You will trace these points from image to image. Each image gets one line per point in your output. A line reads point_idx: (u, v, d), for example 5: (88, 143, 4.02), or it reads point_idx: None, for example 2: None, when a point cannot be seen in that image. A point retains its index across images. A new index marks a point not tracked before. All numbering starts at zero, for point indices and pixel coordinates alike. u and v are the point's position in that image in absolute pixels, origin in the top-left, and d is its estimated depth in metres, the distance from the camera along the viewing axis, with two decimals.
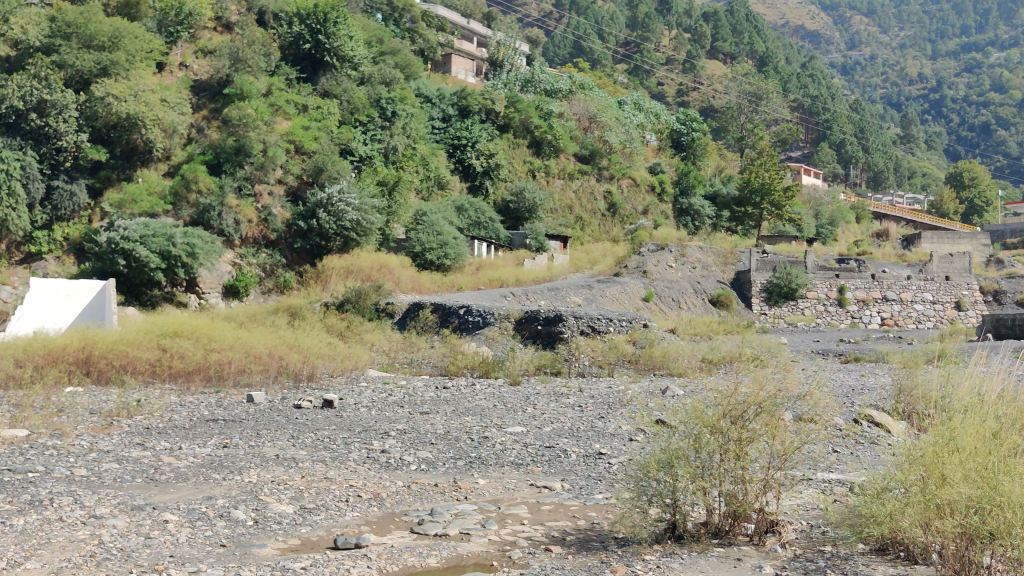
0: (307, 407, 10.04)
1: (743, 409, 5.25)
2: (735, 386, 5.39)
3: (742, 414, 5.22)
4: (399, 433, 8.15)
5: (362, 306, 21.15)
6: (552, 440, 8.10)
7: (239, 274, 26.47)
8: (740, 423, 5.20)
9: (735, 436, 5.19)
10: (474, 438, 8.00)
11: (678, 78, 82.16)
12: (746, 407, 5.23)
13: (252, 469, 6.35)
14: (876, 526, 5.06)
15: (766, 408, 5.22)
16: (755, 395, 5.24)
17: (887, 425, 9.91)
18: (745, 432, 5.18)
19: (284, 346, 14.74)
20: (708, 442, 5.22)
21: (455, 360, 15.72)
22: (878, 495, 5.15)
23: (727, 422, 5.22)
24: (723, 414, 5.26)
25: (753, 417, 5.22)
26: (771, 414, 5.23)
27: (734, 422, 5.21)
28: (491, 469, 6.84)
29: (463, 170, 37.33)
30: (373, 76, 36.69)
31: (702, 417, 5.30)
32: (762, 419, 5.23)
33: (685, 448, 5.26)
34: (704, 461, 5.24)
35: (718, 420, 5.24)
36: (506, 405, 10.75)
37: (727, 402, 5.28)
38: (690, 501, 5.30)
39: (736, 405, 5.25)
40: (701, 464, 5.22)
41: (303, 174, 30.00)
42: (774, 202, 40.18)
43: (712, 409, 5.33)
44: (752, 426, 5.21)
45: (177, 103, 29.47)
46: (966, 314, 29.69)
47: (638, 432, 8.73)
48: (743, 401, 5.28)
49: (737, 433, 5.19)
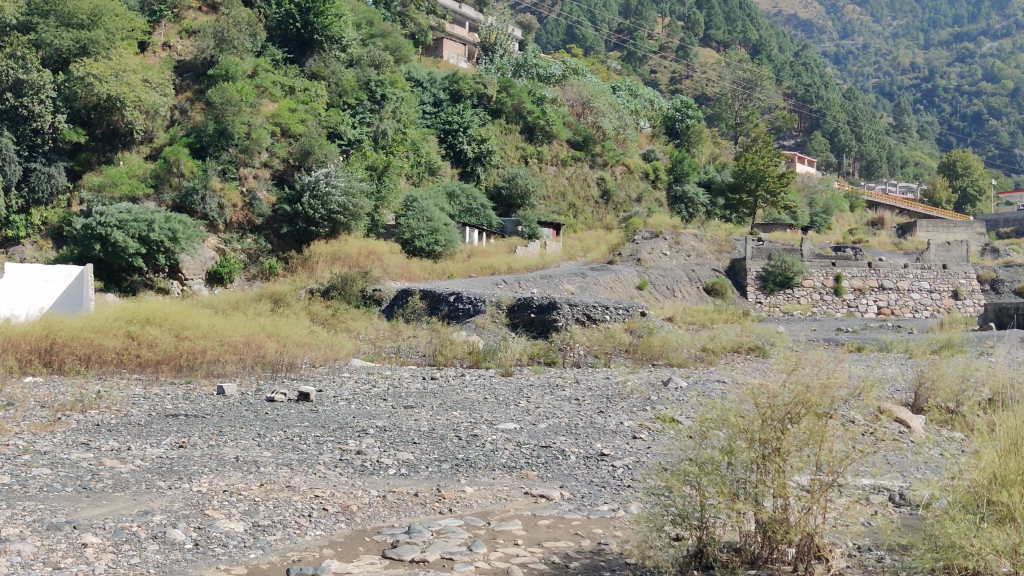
0: (281, 401, 9.23)
1: (780, 412, 4.48)
2: (773, 384, 4.60)
3: (780, 417, 4.46)
4: (379, 430, 7.33)
5: (348, 293, 20.33)
6: (548, 438, 7.30)
7: (223, 259, 25.55)
8: (778, 428, 4.45)
9: (772, 443, 4.43)
10: (462, 437, 7.19)
11: (672, 65, 81.28)
12: (784, 407, 4.47)
13: (205, 474, 5.52)
14: (954, 556, 4.27)
15: (810, 408, 4.42)
16: (796, 392, 4.46)
17: (908, 421, 9.16)
18: (785, 439, 4.41)
19: (265, 335, 13.93)
20: (740, 449, 4.47)
21: (443, 349, 14.89)
22: (957, 523, 4.34)
23: (762, 427, 4.47)
24: (759, 419, 4.51)
25: (797, 419, 4.44)
26: (817, 417, 4.43)
27: (771, 426, 4.46)
28: (480, 473, 6.03)
29: (454, 155, 36.46)
30: (362, 58, 35.76)
31: (735, 422, 4.55)
32: (806, 423, 4.45)
33: (717, 462, 4.51)
34: (735, 473, 4.51)
35: (752, 425, 4.49)
36: (498, 398, 9.94)
37: (765, 403, 4.48)
38: (721, 521, 4.50)
39: (774, 405, 4.48)
40: (730, 477, 4.46)
41: (289, 157, 29.08)
42: (768, 189, 39.31)
43: (748, 411, 4.57)
44: (794, 430, 4.43)
45: (160, 83, 28.50)
46: (963, 303, 29.29)
47: (643, 430, 7.95)
48: (784, 400, 4.50)
49: (775, 440, 4.41)
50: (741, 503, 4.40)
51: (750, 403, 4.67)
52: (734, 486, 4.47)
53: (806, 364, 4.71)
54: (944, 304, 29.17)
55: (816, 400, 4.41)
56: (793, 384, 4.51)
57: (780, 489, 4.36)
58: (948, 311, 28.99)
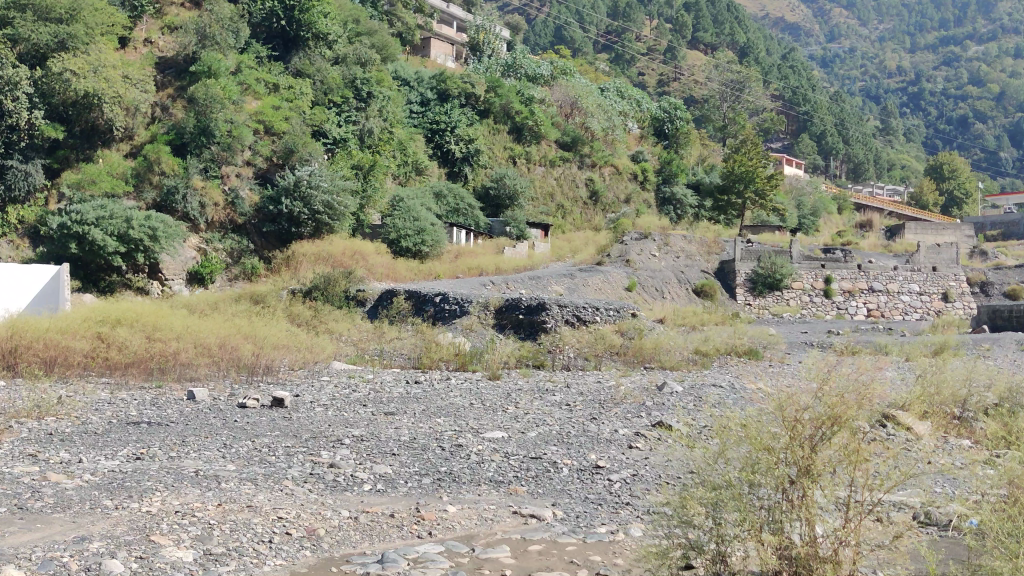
0: (254, 407, 8.69)
1: (808, 428, 4.18)
2: (801, 397, 4.32)
3: (811, 433, 4.15)
4: (355, 440, 6.78)
5: (330, 294, 19.77)
6: (539, 449, 6.77)
7: (205, 259, 24.95)
8: (808, 446, 4.14)
9: (798, 464, 4.14)
10: (445, 446, 6.67)
11: (660, 67, 80.83)
12: (816, 422, 4.17)
13: (157, 492, 4.96)
14: None
15: (843, 424, 4.13)
16: (829, 405, 4.15)
17: (913, 428, 8.68)
18: (814, 454, 4.13)
19: (241, 337, 13.42)
20: (763, 471, 4.16)
21: (429, 351, 14.36)
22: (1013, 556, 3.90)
23: (791, 445, 4.17)
24: (786, 439, 4.21)
25: (827, 440, 4.14)
26: (850, 434, 4.14)
27: (802, 443, 4.16)
28: (464, 488, 5.52)
29: (442, 155, 35.93)
30: (348, 56, 35.21)
31: (759, 441, 4.25)
32: (838, 440, 4.15)
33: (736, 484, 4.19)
34: (755, 498, 4.19)
35: (780, 448, 4.19)
36: (484, 403, 9.43)
37: (791, 421, 4.20)
38: (744, 552, 4.15)
39: (802, 419, 4.18)
40: (753, 504, 4.15)
41: (273, 156, 28.51)
42: (757, 190, 38.32)
43: (773, 429, 4.27)
44: (826, 450, 4.14)
45: (140, 80, 27.83)
46: (953, 306, 28.65)
47: (639, 438, 7.46)
48: (811, 417, 4.20)
49: (803, 459, 4.13)
50: (764, 534, 4.06)
51: (774, 421, 4.38)
52: (758, 517, 4.11)
53: (834, 379, 4.43)
54: (933, 307, 28.73)
55: (849, 415, 4.12)
56: (823, 398, 4.21)
57: (808, 519, 4.03)
58: (938, 313, 28.56)
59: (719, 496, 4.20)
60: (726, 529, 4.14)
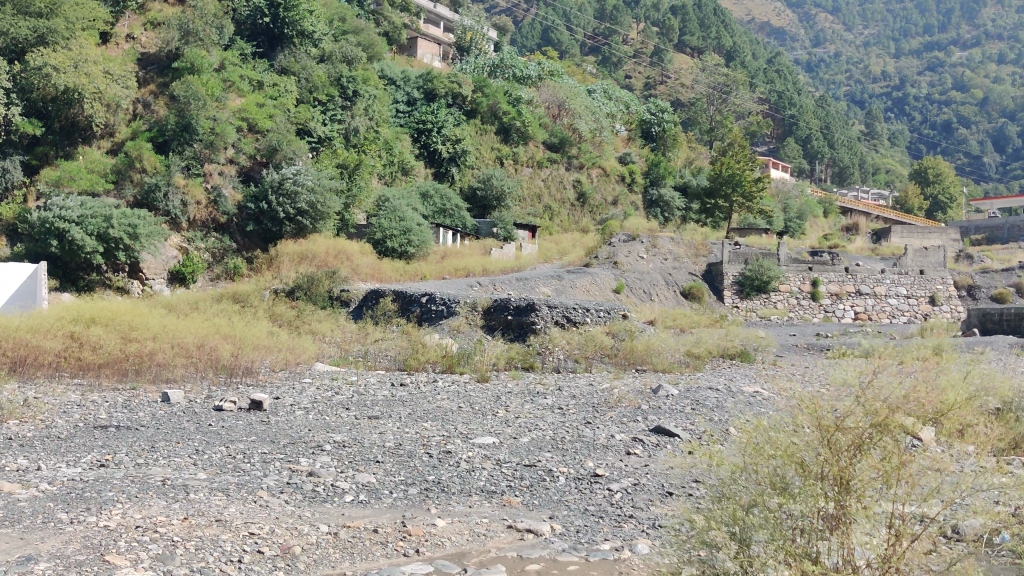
0: (230, 410, 8.25)
1: (845, 439, 3.90)
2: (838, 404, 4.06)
3: (850, 443, 3.89)
4: (337, 446, 6.36)
5: (314, 294, 19.35)
6: (532, 455, 6.37)
7: (186, 259, 24.41)
8: (845, 458, 3.87)
9: (833, 475, 3.87)
10: (433, 453, 6.26)
11: (647, 70, 80.54)
12: (861, 427, 3.89)
13: (119, 505, 4.52)
14: None
15: (888, 429, 3.85)
16: (875, 412, 3.88)
17: None
18: (850, 466, 3.85)
19: (220, 338, 13.04)
20: (798, 487, 3.89)
21: (415, 353, 13.96)
22: None
23: (828, 458, 3.89)
24: (822, 456, 3.93)
25: (864, 450, 3.87)
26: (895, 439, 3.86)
27: (839, 455, 3.88)
28: (455, 498, 5.13)
29: (428, 155, 35.51)
30: (334, 54, 34.75)
31: (790, 455, 3.98)
32: (879, 448, 3.87)
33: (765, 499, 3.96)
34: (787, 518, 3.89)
35: (816, 463, 3.91)
36: (473, 407, 9.03)
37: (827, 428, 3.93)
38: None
39: (840, 431, 3.91)
40: (783, 524, 3.84)
41: (256, 154, 28.02)
42: (745, 193, 37.82)
43: (805, 447, 4.00)
44: (863, 462, 3.86)
45: (122, 75, 27.25)
46: (941, 309, 28.40)
47: (638, 445, 7.09)
48: (854, 424, 3.91)
49: (838, 470, 3.86)
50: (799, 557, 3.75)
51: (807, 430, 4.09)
52: (790, 537, 3.83)
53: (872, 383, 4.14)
54: (921, 311, 28.51)
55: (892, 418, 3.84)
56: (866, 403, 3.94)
57: (844, 552, 3.73)
58: (926, 317, 28.34)
59: (746, 516, 3.91)
60: (753, 554, 3.79)
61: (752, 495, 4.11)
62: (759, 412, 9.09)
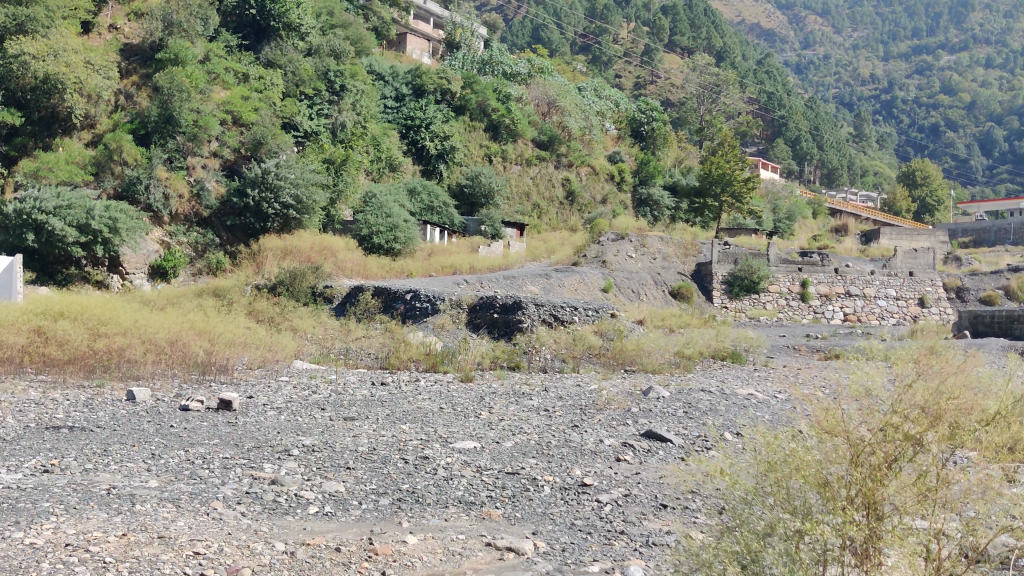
0: (197, 411, 7.77)
1: (874, 455, 3.51)
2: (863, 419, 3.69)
3: (880, 461, 3.47)
4: (305, 451, 5.90)
5: (296, 290, 18.87)
6: (516, 463, 5.94)
7: (168, 253, 23.85)
8: (876, 478, 3.45)
9: (862, 497, 3.46)
10: (408, 459, 5.79)
11: (637, 70, 80.18)
12: (890, 443, 3.52)
13: (53, 517, 4.05)
14: None
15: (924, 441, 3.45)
16: (903, 426, 3.53)
17: None
18: (879, 488, 3.43)
19: (194, 334, 12.60)
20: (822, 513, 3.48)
21: (398, 351, 13.51)
22: None
23: (857, 479, 3.48)
24: (849, 477, 3.52)
25: (895, 470, 3.48)
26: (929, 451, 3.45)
27: (870, 476, 3.46)
28: (429, 512, 4.68)
29: (416, 152, 35.04)
30: (322, 48, 34.20)
31: (814, 477, 3.56)
32: (909, 465, 3.49)
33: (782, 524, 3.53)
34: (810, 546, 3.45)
35: (841, 484, 3.51)
36: (455, 409, 8.59)
37: (855, 446, 3.56)
38: None
39: (867, 446, 3.54)
40: (804, 553, 3.40)
41: (241, 147, 27.48)
42: (734, 193, 37.32)
43: (830, 468, 3.60)
44: (894, 484, 3.44)
45: (103, 66, 26.62)
46: (930, 311, 28.14)
47: (628, 452, 6.69)
48: (883, 440, 3.53)
49: (868, 488, 3.45)
50: None
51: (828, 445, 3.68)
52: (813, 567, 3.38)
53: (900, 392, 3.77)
54: (910, 312, 28.22)
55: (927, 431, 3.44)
56: (897, 417, 3.57)
57: None
58: (915, 319, 28.04)
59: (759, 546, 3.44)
60: None
61: (767, 519, 3.64)
62: (758, 417, 8.67)
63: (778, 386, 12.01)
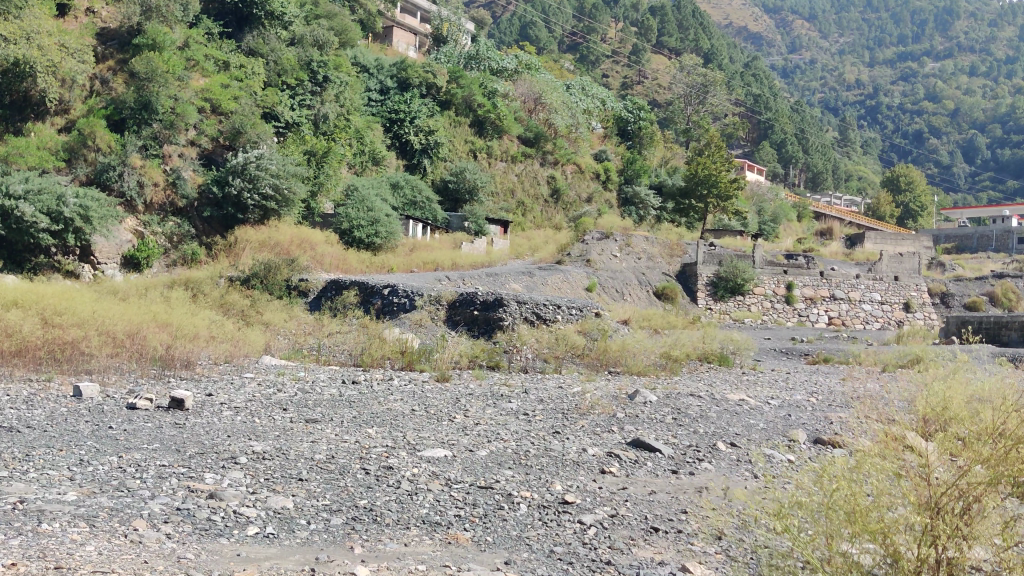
0: (146, 409, 7.15)
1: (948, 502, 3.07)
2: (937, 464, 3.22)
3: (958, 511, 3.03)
4: (254, 459, 5.28)
5: (270, 283, 18.19)
6: (491, 475, 5.37)
7: (141, 243, 23.06)
8: (952, 530, 3.01)
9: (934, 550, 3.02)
10: (371, 469, 5.21)
11: (624, 70, 79.53)
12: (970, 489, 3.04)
13: None
14: None
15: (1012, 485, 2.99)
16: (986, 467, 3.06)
17: None
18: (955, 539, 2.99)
19: (155, 326, 11.94)
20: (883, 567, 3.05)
21: (372, 348, 12.86)
22: None
23: (928, 529, 3.03)
24: (914, 523, 3.09)
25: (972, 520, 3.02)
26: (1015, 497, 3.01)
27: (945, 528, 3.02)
28: (397, 533, 4.12)
29: (400, 146, 34.37)
30: (305, 38, 33.44)
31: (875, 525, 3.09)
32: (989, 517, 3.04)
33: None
34: None
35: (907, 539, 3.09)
36: (429, 411, 8.01)
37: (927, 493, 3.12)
38: None
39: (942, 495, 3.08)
40: None
41: (219, 136, 26.73)
42: (720, 194, 36.86)
43: (891, 509, 3.17)
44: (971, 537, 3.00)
45: (78, 49, 25.74)
46: (914, 316, 27.80)
47: (614, 462, 6.16)
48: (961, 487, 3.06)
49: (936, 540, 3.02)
50: None
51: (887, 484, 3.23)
52: None
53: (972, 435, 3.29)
54: (895, 317, 27.89)
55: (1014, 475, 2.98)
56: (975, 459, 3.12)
57: None
58: (900, 324, 27.70)
59: None
60: None
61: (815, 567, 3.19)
62: (751, 425, 8.12)
63: (770, 392, 11.46)
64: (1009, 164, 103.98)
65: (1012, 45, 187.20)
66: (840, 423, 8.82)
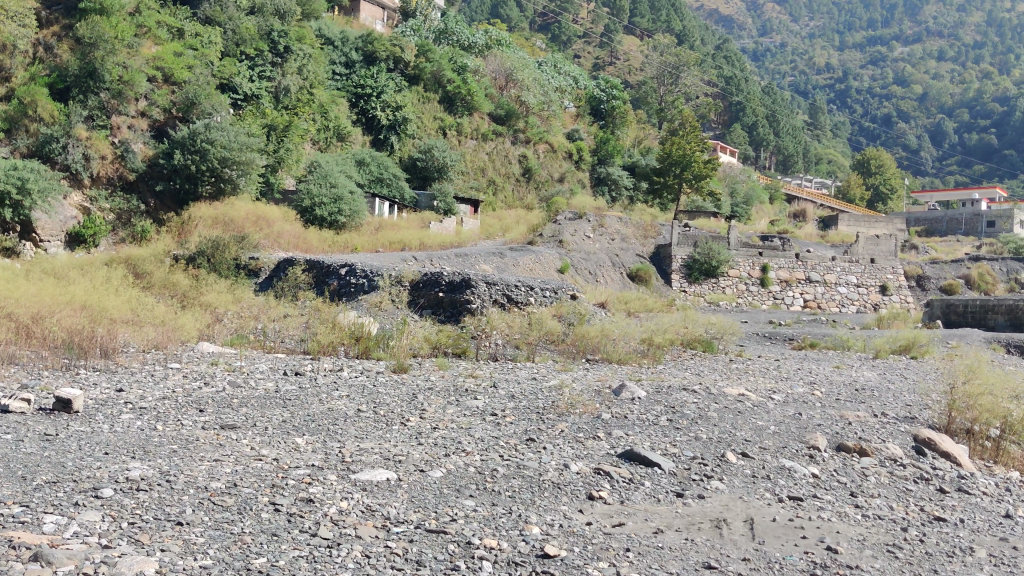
0: (20, 414, 5.78)
1: None
2: None
3: None
4: (125, 491, 3.91)
5: (218, 262, 16.72)
6: (445, 507, 4.06)
7: (87, 219, 21.32)
8: None
9: None
10: (281, 505, 3.86)
11: (596, 51, 77.81)
12: None
13: None
14: None
15: None
16: None
17: (960, 461, 6.64)
18: None
19: (70, 309, 10.47)
20: None
21: (322, 334, 11.41)
22: None
23: None
24: None
25: None
26: None
27: None
28: None
29: (366, 122, 32.76)
30: (266, 6, 31.60)
31: None
32: None
33: None
34: None
35: None
36: (381, 413, 6.66)
37: None
38: None
39: None
40: None
41: (172, 107, 24.89)
42: (695, 174, 35.14)
43: None
44: None
45: (18, 12, 23.72)
46: (890, 298, 26.85)
47: (605, 483, 4.86)
48: None
49: None
50: None
51: None
52: None
53: None
54: (871, 300, 26.99)
55: None
56: None
57: None
58: (876, 307, 26.78)
59: None
60: None
61: None
62: (761, 428, 6.86)
63: (767, 384, 10.23)
64: (974, 148, 103.44)
65: (978, 31, 187.32)
66: (860, 425, 7.59)
